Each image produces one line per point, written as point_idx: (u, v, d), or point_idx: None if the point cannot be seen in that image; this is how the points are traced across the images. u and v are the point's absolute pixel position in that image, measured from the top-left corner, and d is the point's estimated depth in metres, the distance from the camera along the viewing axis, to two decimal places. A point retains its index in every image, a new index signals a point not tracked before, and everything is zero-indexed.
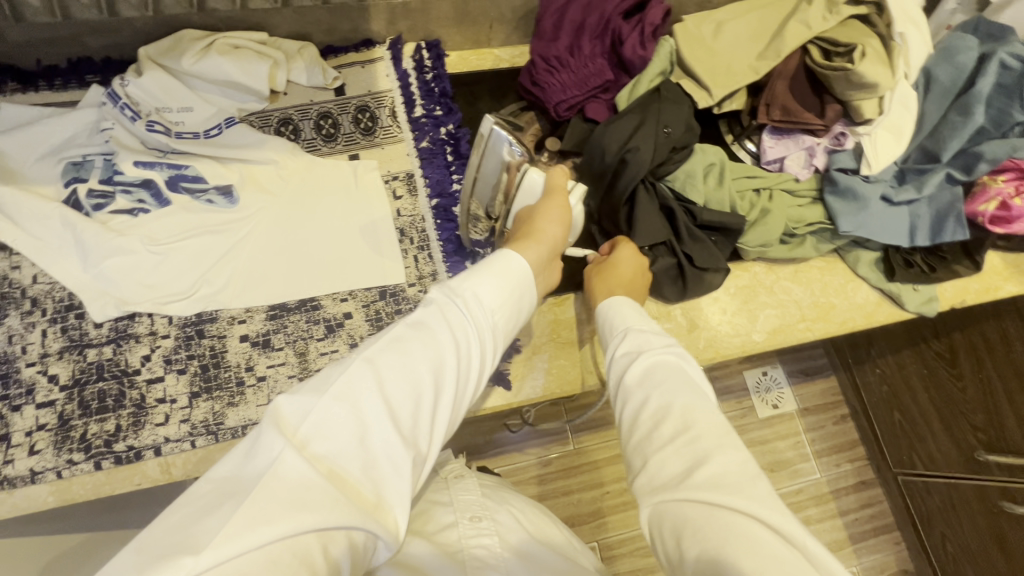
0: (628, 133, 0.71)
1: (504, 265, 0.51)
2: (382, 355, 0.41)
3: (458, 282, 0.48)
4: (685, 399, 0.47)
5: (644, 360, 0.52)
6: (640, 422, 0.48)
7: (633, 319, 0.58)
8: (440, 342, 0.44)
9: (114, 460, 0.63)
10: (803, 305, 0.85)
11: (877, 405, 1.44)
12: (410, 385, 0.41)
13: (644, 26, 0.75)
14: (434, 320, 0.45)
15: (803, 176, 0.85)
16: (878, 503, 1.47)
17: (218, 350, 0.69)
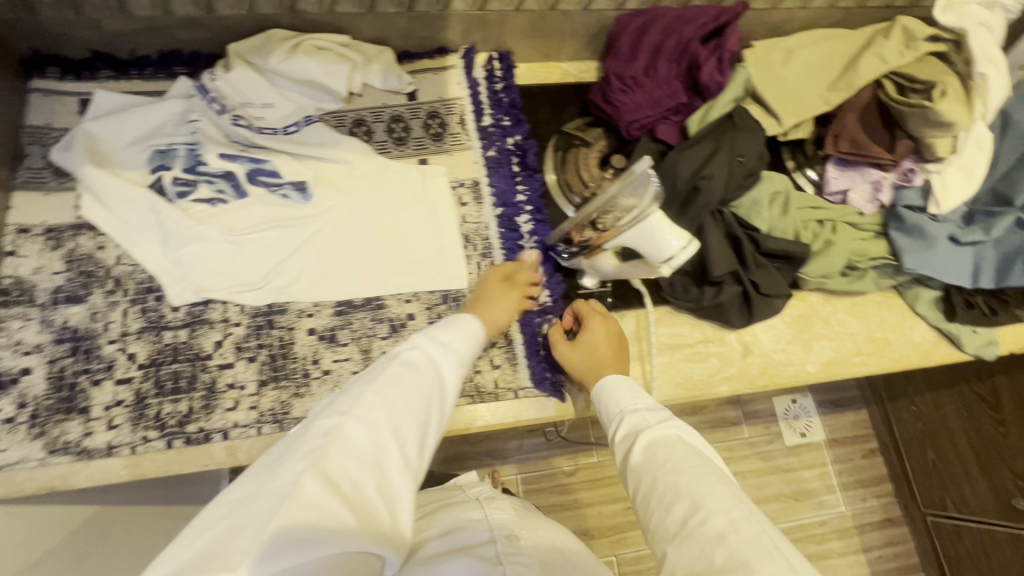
0: (702, 161, 0.71)
1: (462, 321, 0.60)
2: (388, 394, 0.47)
3: (445, 334, 0.56)
4: (690, 476, 0.50)
5: (649, 437, 0.56)
6: (653, 507, 0.50)
7: (628, 396, 0.62)
8: (432, 383, 0.51)
9: (185, 440, 0.66)
10: (858, 339, 0.84)
11: (909, 442, 1.42)
12: (416, 420, 0.47)
13: (722, 53, 0.75)
14: (424, 363, 0.52)
15: (867, 211, 0.85)
16: (903, 542, 1.45)
17: (287, 342, 0.71)
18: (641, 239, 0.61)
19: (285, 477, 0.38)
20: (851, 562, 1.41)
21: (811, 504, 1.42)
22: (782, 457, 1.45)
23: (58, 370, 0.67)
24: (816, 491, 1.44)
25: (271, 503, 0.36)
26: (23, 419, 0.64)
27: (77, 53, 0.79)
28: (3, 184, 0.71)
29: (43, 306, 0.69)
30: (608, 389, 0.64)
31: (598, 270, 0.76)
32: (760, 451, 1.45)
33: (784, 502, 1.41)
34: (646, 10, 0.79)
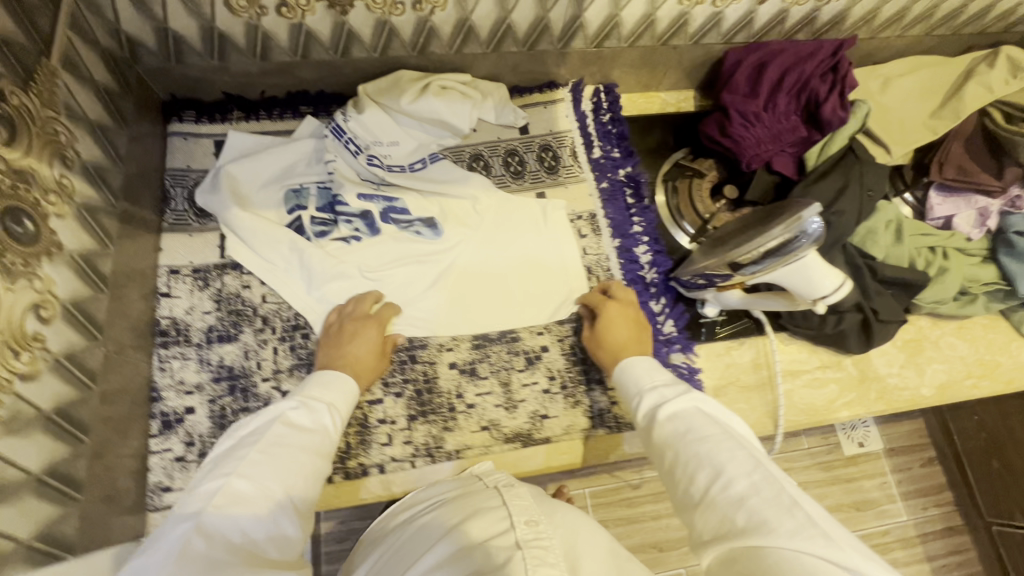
0: (832, 196, 0.73)
1: (336, 378, 0.64)
2: (269, 448, 0.51)
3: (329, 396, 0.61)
4: (712, 442, 0.51)
5: (665, 412, 0.57)
6: (677, 475, 0.52)
7: (644, 371, 0.64)
8: (314, 440, 0.56)
9: (344, 475, 0.68)
10: (968, 362, 0.86)
11: (971, 452, 1.42)
12: (296, 481, 0.51)
13: (843, 88, 0.77)
14: (309, 424, 0.57)
15: (974, 236, 0.87)
16: (965, 551, 1.46)
17: (430, 377, 0.73)
18: (795, 277, 0.63)
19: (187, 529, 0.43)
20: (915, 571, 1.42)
21: (873, 514, 1.44)
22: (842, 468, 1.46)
23: (219, 409, 0.69)
24: (877, 500, 1.45)
25: (159, 556, 0.41)
26: (193, 456, 0.67)
27: (210, 96, 0.81)
28: (154, 227, 0.74)
29: (199, 346, 0.71)
30: (623, 369, 0.66)
31: (723, 301, 0.77)
32: (822, 461, 1.45)
33: (847, 512, 1.43)
34: (763, 48, 0.82)
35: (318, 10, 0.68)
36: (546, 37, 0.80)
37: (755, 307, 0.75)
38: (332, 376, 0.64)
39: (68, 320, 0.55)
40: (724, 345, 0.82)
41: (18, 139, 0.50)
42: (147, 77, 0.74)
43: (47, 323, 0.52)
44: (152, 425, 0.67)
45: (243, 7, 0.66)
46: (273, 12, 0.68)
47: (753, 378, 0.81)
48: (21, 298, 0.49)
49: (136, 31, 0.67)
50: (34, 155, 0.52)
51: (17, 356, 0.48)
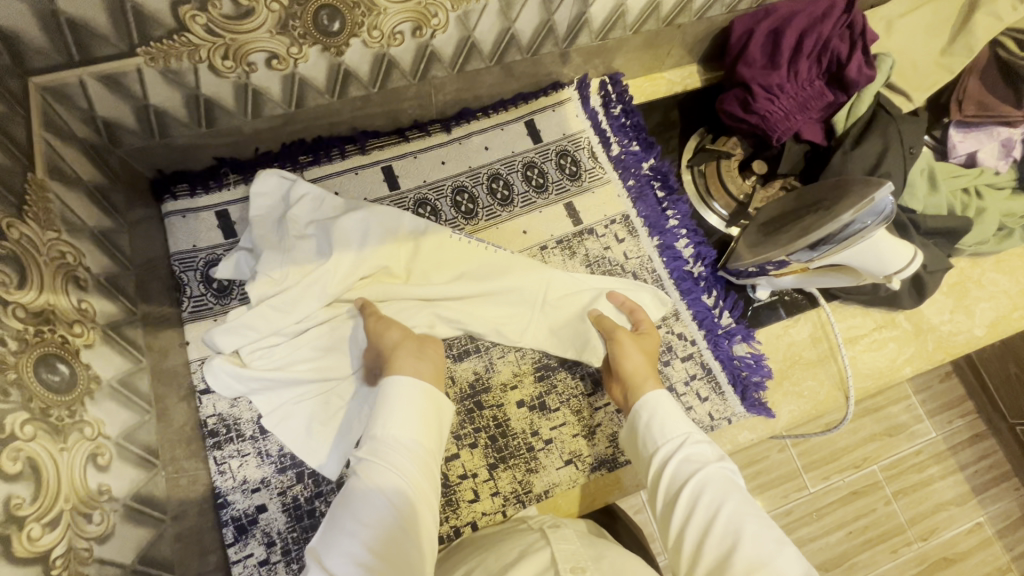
0: (875, 159, 0.74)
1: (398, 398, 0.56)
2: (360, 518, 0.48)
3: (383, 426, 0.54)
4: (755, 525, 0.47)
5: (703, 472, 0.51)
6: (709, 545, 0.47)
7: (680, 420, 0.57)
8: (399, 489, 0.50)
9: (439, 540, 0.65)
10: (1013, 294, 0.86)
11: (989, 360, 1.32)
12: (397, 529, 0.48)
13: (866, 44, 0.73)
14: (387, 464, 0.51)
15: (1001, 168, 0.85)
16: (993, 455, 1.35)
17: (501, 420, 0.70)
18: (867, 258, 0.61)
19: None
20: (952, 483, 1.31)
21: (905, 437, 1.32)
22: (866, 401, 1.32)
23: (292, 500, 0.64)
24: (907, 424, 1.33)
25: None
26: (278, 557, 0.63)
27: (200, 163, 0.74)
28: (175, 321, 0.67)
29: (254, 438, 0.66)
30: (655, 409, 0.58)
31: (779, 285, 0.75)
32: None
33: (881, 441, 1.30)
34: (773, 11, 0.78)
35: (312, 56, 0.62)
36: (549, 40, 0.75)
37: (811, 285, 0.72)
38: (388, 398, 0.56)
39: (125, 457, 0.50)
40: (781, 325, 0.80)
41: (28, 278, 0.44)
42: (130, 157, 0.67)
43: (107, 469, 0.47)
44: (227, 533, 0.63)
45: (230, 67, 0.60)
46: (263, 67, 0.61)
47: (816, 353, 0.79)
48: (77, 455, 0.44)
49: (115, 114, 0.60)
50: (48, 289, 0.46)
51: (89, 519, 0.43)
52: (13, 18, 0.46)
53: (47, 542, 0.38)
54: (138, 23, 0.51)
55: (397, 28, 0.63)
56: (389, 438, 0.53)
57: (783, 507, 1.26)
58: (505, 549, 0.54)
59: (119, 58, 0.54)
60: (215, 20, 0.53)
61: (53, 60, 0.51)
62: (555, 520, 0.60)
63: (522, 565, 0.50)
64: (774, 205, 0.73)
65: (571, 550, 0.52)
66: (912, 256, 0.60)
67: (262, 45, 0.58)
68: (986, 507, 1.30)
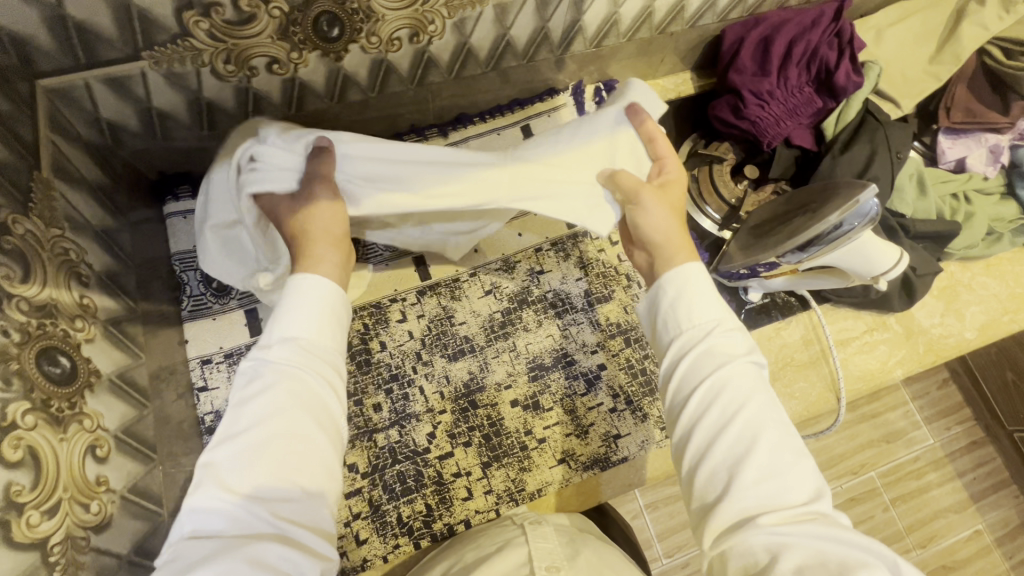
0: (863, 163, 0.75)
1: (305, 293, 0.48)
2: (254, 422, 0.41)
3: (285, 327, 0.46)
4: (774, 428, 0.45)
5: (725, 369, 0.47)
6: (725, 444, 0.44)
7: (712, 302, 0.50)
8: (305, 390, 0.43)
9: (432, 537, 0.66)
10: (1003, 298, 0.86)
11: (986, 366, 1.33)
12: (300, 431, 0.42)
13: (853, 52, 0.75)
14: (288, 364, 0.44)
15: (990, 174, 0.87)
16: (991, 462, 1.35)
17: (495, 419, 0.71)
18: (853, 259, 0.62)
19: (202, 510, 0.38)
20: (950, 490, 1.31)
21: (902, 444, 1.32)
22: (863, 406, 1.32)
23: None
24: (904, 430, 1.33)
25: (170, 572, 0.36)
26: None
27: (202, 166, 0.75)
28: (174, 320, 0.69)
29: None
30: (682, 287, 0.50)
31: (769, 287, 0.76)
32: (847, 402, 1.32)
33: (878, 447, 1.31)
34: (762, 20, 0.80)
35: (312, 61, 0.64)
36: (545, 47, 0.77)
37: (801, 288, 0.74)
38: (292, 295, 0.48)
39: (123, 450, 0.51)
40: (773, 327, 0.81)
41: (32, 273, 0.45)
42: (133, 159, 0.69)
43: (105, 461, 0.48)
44: None
45: (232, 72, 0.61)
46: (264, 71, 0.63)
47: (808, 355, 0.80)
48: (76, 445, 0.44)
49: (119, 116, 0.62)
50: (51, 284, 0.47)
51: (87, 509, 0.44)
52: (22, 21, 0.48)
53: (46, 529, 0.39)
54: (143, 28, 0.53)
55: (395, 34, 0.64)
56: (291, 339, 0.45)
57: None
58: (485, 544, 0.55)
59: (124, 61, 0.55)
60: (218, 25, 0.55)
61: (61, 63, 0.53)
62: (537, 516, 0.61)
63: (498, 563, 0.50)
64: (763, 209, 0.75)
65: (548, 549, 0.52)
66: (892, 258, 0.62)
67: (263, 49, 0.60)
68: (983, 514, 1.30)
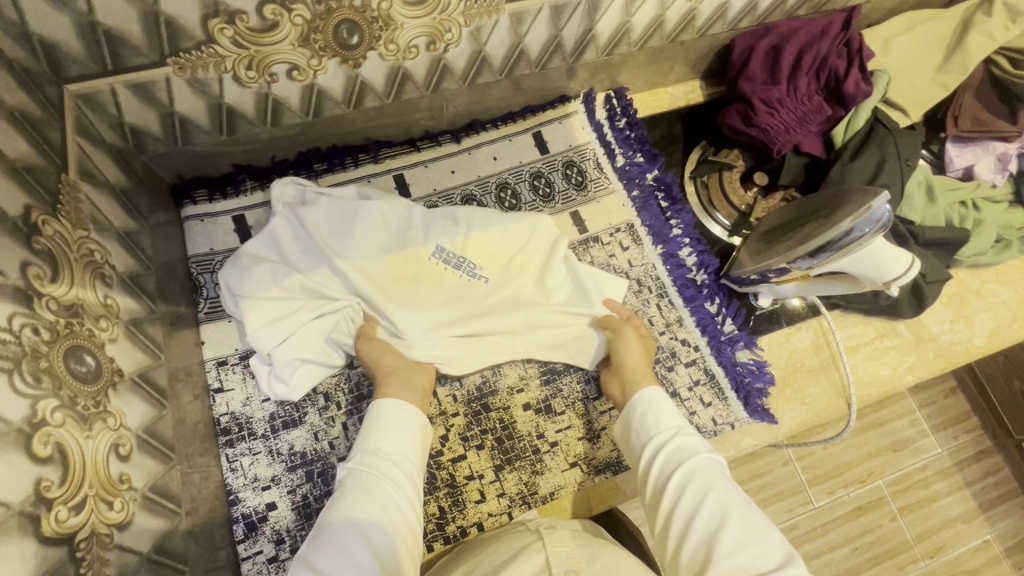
0: (874, 170, 0.76)
1: (387, 418, 0.60)
2: (348, 513, 0.51)
3: (372, 439, 0.58)
4: (741, 508, 0.49)
5: (689, 463, 0.54)
6: (692, 529, 0.49)
7: (673, 412, 0.60)
8: (384, 494, 0.53)
9: (445, 540, 0.66)
10: (1012, 305, 0.87)
11: (994, 375, 1.32)
12: (382, 520, 0.51)
13: (863, 61, 0.76)
14: (373, 468, 0.55)
15: (999, 182, 0.87)
16: (999, 471, 1.34)
17: (507, 422, 0.71)
18: (865, 265, 0.63)
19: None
20: (959, 499, 1.30)
21: (909, 453, 1.31)
22: (869, 414, 1.32)
23: (301, 499, 0.65)
24: (912, 439, 1.33)
25: None
26: (287, 555, 0.63)
27: (219, 171, 0.76)
28: (191, 321, 0.69)
29: (265, 437, 0.67)
30: (649, 402, 0.60)
31: (780, 293, 0.77)
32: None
33: (885, 456, 1.30)
34: (772, 30, 0.81)
35: (331, 68, 0.65)
36: (557, 55, 0.78)
37: (812, 293, 0.74)
38: (377, 415, 0.60)
39: (144, 449, 0.51)
40: (783, 333, 0.82)
41: (60, 274, 0.46)
42: (153, 163, 0.70)
43: (127, 459, 0.48)
44: (236, 530, 0.63)
45: (253, 78, 0.63)
46: (284, 77, 0.64)
47: (818, 361, 0.80)
48: (101, 442, 0.45)
49: (141, 121, 0.63)
50: (78, 284, 0.48)
51: (111, 506, 0.44)
52: (54, 28, 0.49)
53: (73, 525, 0.40)
54: (170, 35, 0.54)
55: (412, 42, 0.66)
56: (375, 448, 0.57)
57: (787, 521, 1.25)
58: (501, 550, 0.55)
59: (149, 68, 0.57)
60: (242, 33, 0.56)
61: (89, 69, 0.54)
62: (551, 522, 0.61)
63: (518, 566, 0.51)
64: (774, 215, 0.75)
65: (566, 553, 0.52)
66: (906, 262, 0.62)
67: (284, 56, 0.61)
68: (992, 524, 1.29)
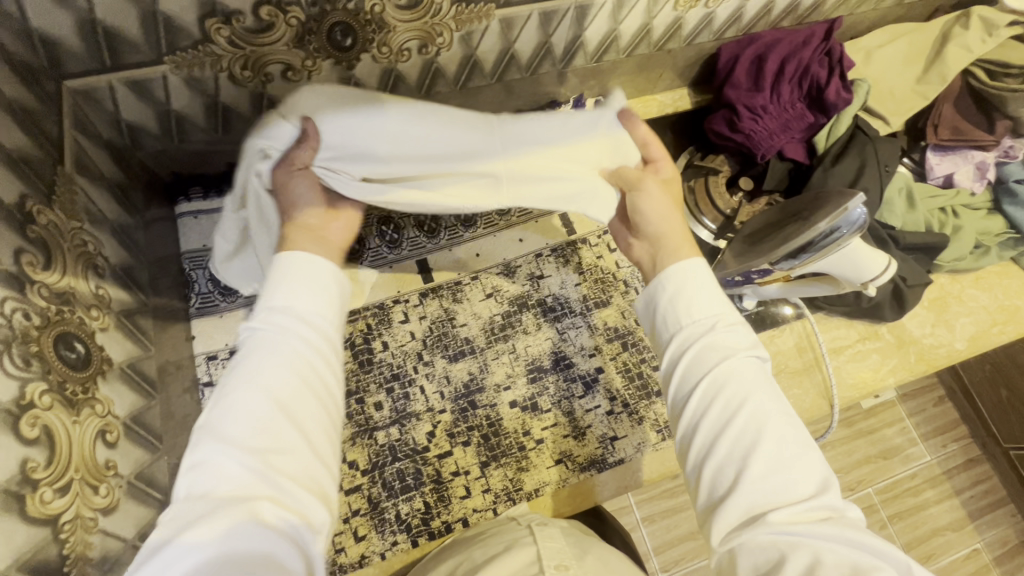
0: (853, 175, 0.78)
1: (293, 265, 0.48)
2: (246, 403, 0.41)
3: (278, 295, 0.46)
4: (777, 425, 0.45)
5: (724, 365, 0.47)
6: (722, 441, 0.45)
7: (713, 299, 0.51)
8: (289, 348, 0.44)
9: (429, 535, 0.67)
10: (992, 310, 0.88)
11: (980, 384, 1.34)
12: (290, 406, 0.42)
13: (842, 71, 0.79)
14: (277, 333, 0.45)
15: (977, 189, 0.90)
16: (987, 479, 1.35)
17: (494, 419, 0.72)
18: (845, 266, 0.65)
19: (197, 469, 0.39)
20: (948, 508, 1.31)
21: (898, 460, 1.32)
22: (859, 421, 1.33)
23: None
24: (900, 446, 1.34)
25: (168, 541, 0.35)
26: None
27: (214, 169, 0.78)
28: (182, 316, 0.70)
29: None
30: (683, 284, 0.51)
31: (763, 294, 0.78)
32: (843, 418, 1.33)
33: (875, 464, 1.31)
34: (754, 38, 0.83)
35: (325, 69, 0.66)
36: (547, 60, 0.80)
37: (793, 295, 0.76)
38: (277, 273, 0.48)
39: (131, 437, 0.52)
40: (767, 334, 0.83)
41: (53, 263, 0.47)
42: (149, 160, 0.71)
43: (114, 446, 0.49)
44: None
45: (249, 77, 0.64)
46: (279, 77, 0.65)
47: (801, 363, 0.82)
48: (88, 428, 0.46)
49: (138, 118, 0.64)
50: (70, 273, 0.49)
51: (96, 491, 0.45)
52: (54, 25, 0.50)
53: (58, 506, 0.40)
54: (167, 33, 0.56)
55: (405, 45, 0.67)
56: (279, 306, 0.46)
57: None
58: (492, 544, 0.56)
59: (147, 66, 0.58)
60: (238, 33, 0.58)
61: (87, 65, 0.56)
62: (544, 519, 0.61)
63: (507, 561, 0.51)
64: (757, 218, 0.77)
65: (555, 549, 0.53)
66: (885, 265, 0.64)
67: (279, 57, 0.62)
68: (981, 532, 1.30)
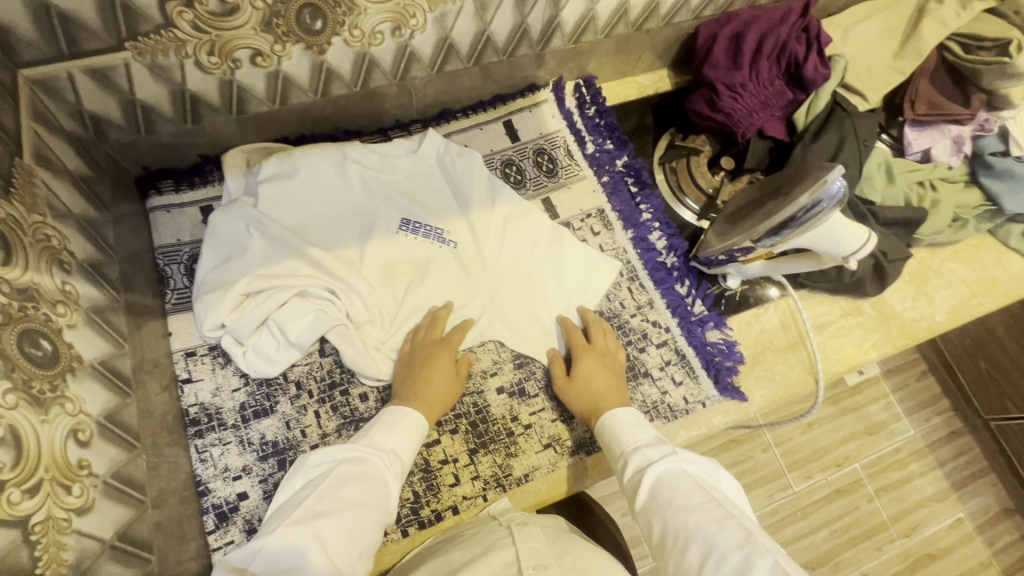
0: (833, 151, 0.78)
1: (408, 419, 0.62)
2: (341, 506, 0.50)
3: (391, 440, 0.59)
4: (698, 510, 0.48)
5: (648, 478, 0.53)
6: (669, 550, 0.48)
7: (626, 434, 0.60)
8: (384, 491, 0.54)
9: (419, 524, 0.66)
10: (971, 282, 0.89)
11: (960, 357, 1.35)
12: (367, 525, 0.50)
13: (821, 45, 0.78)
14: (378, 467, 0.55)
15: (954, 163, 0.91)
16: (970, 450, 1.38)
17: (481, 405, 0.72)
18: (824, 238, 0.65)
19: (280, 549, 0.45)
20: (932, 479, 1.34)
21: (884, 435, 1.35)
22: (844, 399, 1.36)
23: (273, 487, 0.65)
24: (885, 422, 1.36)
25: None
26: None
27: (185, 161, 0.76)
28: (157, 312, 0.68)
29: (236, 427, 0.67)
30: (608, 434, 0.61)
31: (747, 272, 0.78)
32: (829, 395, 1.35)
33: (860, 440, 1.33)
34: (733, 17, 0.83)
35: (295, 54, 0.65)
36: (525, 42, 0.79)
37: (777, 272, 0.76)
38: (399, 415, 0.61)
39: (106, 436, 0.51)
40: (752, 313, 0.83)
41: (13, 257, 0.46)
42: (115, 152, 0.69)
43: (88, 445, 0.48)
44: (207, 520, 0.63)
45: (216, 64, 0.62)
46: (248, 63, 0.64)
47: (787, 340, 0.82)
48: (58, 427, 0.44)
49: (101, 108, 0.62)
50: (33, 268, 0.47)
51: (69, 491, 0.44)
52: (5, 12, 0.48)
53: (27, 507, 0.39)
54: (126, 18, 0.54)
55: (377, 28, 0.66)
56: (386, 446, 0.58)
57: (767, 506, 1.27)
58: (472, 544, 0.55)
59: (107, 52, 0.56)
60: (202, 16, 0.56)
61: (43, 54, 0.53)
62: (523, 517, 0.61)
63: (485, 565, 0.51)
64: (739, 196, 0.77)
65: (536, 548, 0.53)
66: (862, 235, 0.64)
67: (246, 42, 0.61)
68: (964, 502, 1.32)
